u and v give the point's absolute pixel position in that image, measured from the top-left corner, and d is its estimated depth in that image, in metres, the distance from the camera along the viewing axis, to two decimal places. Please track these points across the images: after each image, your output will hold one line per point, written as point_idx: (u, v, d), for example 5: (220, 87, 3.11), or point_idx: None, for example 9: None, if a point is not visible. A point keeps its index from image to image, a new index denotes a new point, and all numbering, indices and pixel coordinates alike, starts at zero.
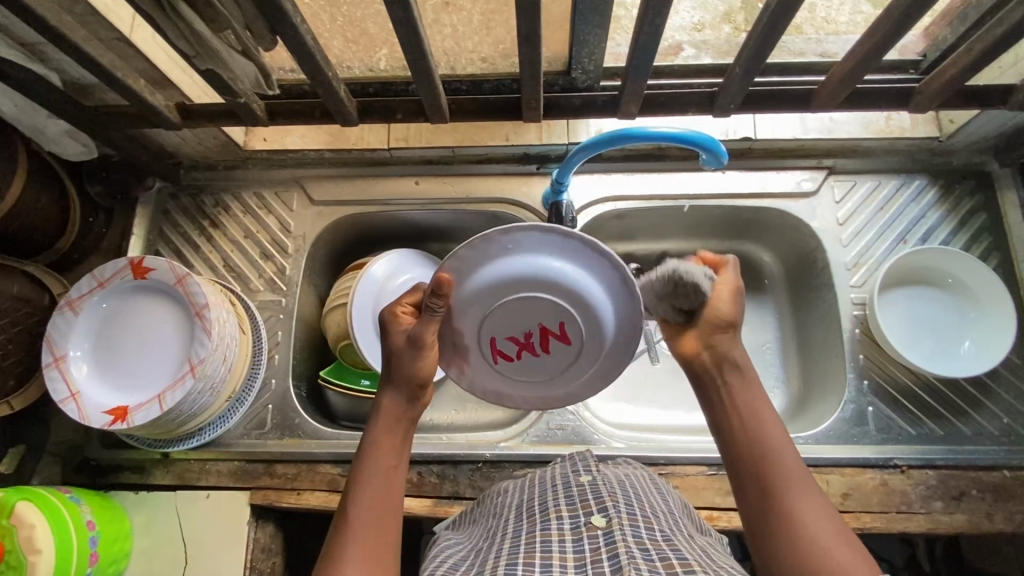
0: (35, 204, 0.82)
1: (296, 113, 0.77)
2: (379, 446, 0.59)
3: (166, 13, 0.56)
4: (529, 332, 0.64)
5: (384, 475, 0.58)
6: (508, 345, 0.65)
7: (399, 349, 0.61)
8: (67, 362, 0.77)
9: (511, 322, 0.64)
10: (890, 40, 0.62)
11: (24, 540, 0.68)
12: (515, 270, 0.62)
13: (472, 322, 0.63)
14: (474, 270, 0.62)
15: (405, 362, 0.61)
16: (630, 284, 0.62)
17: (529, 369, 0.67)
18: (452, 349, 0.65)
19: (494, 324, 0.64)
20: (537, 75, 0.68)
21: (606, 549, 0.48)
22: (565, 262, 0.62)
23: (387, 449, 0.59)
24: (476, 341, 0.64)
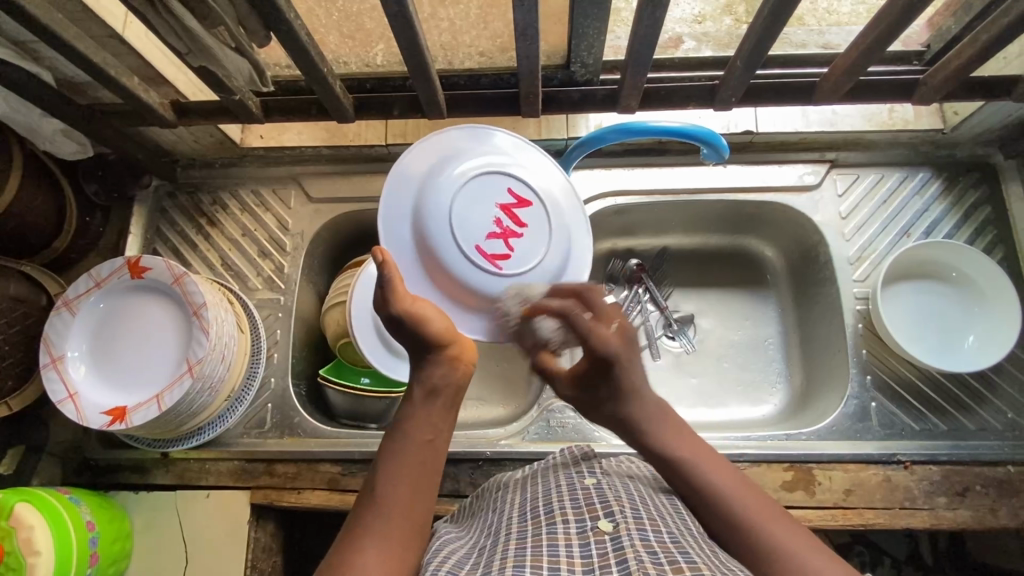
0: (31, 204, 0.81)
1: (292, 110, 0.76)
2: (412, 421, 0.57)
3: (157, 10, 0.55)
4: (499, 217, 0.63)
5: (420, 451, 0.56)
6: (493, 241, 0.63)
7: (395, 329, 0.60)
8: (65, 363, 0.77)
9: (479, 215, 0.63)
10: (894, 31, 0.61)
11: (23, 541, 0.68)
12: (442, 157, 0.65)
13: (450, 240, 0.61)
14: (415, 181, 0.64)
15: (411, 336, 0.60)
16: (527, 142, 0.69)
17: (523, 251, 0.64)
18: (450, 287, 0.63)
19: (467, 228, 0.62)
20: (535, 69, 0.67)
21: (614, 555, 0.48)
22: (470, 150, 0.66)
23: (422, 422, 0.57)
24: (465, 257, 0.62)
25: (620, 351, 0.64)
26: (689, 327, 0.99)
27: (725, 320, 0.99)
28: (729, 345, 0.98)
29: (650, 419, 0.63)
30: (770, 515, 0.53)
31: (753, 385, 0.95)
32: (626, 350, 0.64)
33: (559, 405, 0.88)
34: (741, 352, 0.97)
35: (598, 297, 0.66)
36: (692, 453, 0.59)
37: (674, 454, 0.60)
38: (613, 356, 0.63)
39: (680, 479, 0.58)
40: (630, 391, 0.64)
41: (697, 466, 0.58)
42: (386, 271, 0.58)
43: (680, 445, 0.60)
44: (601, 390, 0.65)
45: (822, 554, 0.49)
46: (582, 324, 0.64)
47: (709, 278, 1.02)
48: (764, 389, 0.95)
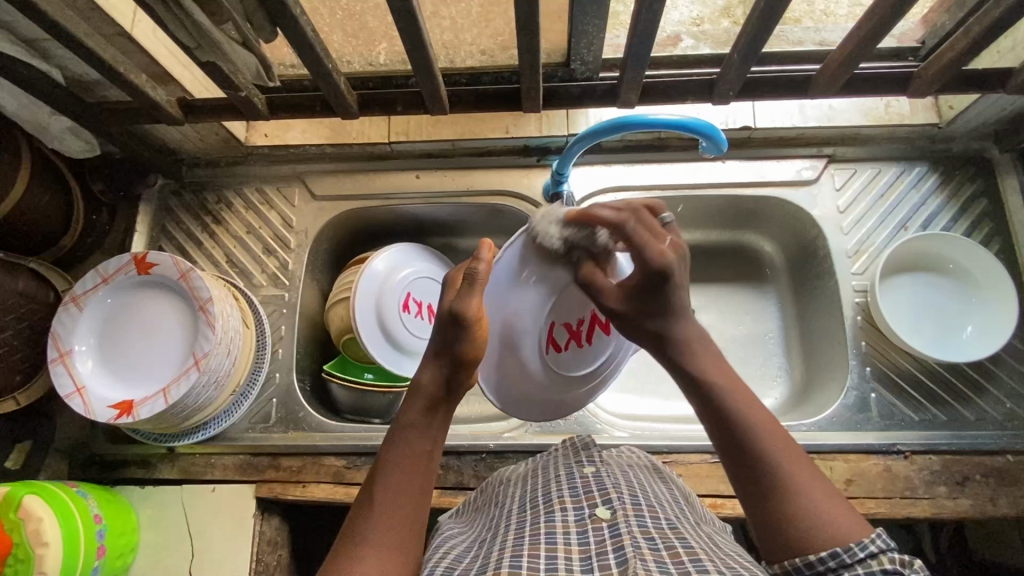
0: (39, 201, 0.83)
1: (296, 106, 0.77)
2: (412, 428, 0.58)
3: (167, 5, 0.56)
4: (582, 321, 0.72)
5: (417, 460, 0.57)
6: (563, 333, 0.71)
7: (445, 324, 0.61)
8: (72, 358, 0.77)
9: (568, 310, 0.71)
10: (888, 23, 0.62)
11: (32, 533, 0.68)
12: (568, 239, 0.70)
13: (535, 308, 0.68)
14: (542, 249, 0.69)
15: (450, 338, 0.60)
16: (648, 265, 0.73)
17: (569, 357, 0.73)
18: (508, 336, 0.68)
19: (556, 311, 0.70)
20: (536, 64, 0.68)
21: (611, 542, 0.48)
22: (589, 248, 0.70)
23: (422, 431, 0.58)
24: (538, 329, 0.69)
25: (676, 265, 0.62)
26: None
27: (726, 314, 1.00)
28: (729, 340, 0.99)
29: (687, 339, 0.62)
30: (795, 459, 0.52)
31: (754, 378, 0.96)
32: (681, 266, 0.63)
33: None
34: (741, 346, 0.98)
35: (653, 218, 0.65)
36: (727, 382, 0.58)
37: (708, 379, 0.58)
38: (673, 271, 0.62)
39: (713, 407, 0.56)
40: (678, 309, 0.63)
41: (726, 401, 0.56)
42: (479, 264, 0.61)
43: (717, 373, 0.59)
44: (657, 300, 0.63)
45: (842, 509, 0.49)
46: (638, 237, 0.63)
47: (710, 274, 1.03)
48: (766, 383, 0.96)
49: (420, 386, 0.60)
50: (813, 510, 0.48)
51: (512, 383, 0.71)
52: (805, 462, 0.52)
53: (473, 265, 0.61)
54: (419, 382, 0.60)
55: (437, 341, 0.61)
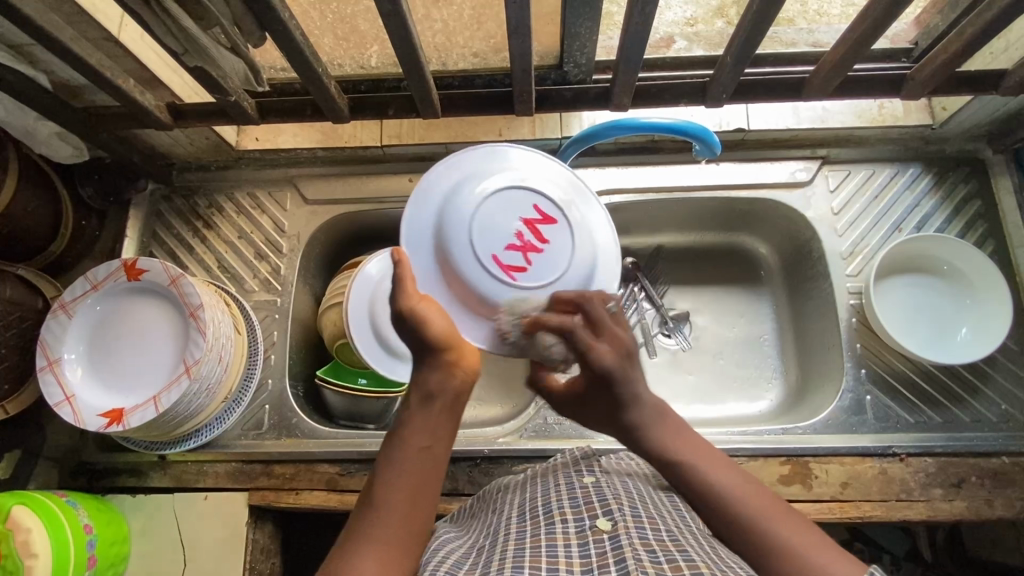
0: (27, 208, 0.82)
1: (287, 111, 0.77)
2: (410, 429, 0.54)
3: (152, 10, 0.55)
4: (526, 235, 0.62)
5: (418, 461, 0.53)
6: (511, 253, 0.61)
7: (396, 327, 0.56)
8: (62, 366, 0.77)
9: (496, 230, 0.61)
10: (880, 27, 0.62)
11: (21, 544, 0.67)
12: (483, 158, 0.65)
13: (467, 253, 0.60)
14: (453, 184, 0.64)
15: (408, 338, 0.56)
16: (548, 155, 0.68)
17: (543, 269, 0.62)
18: (457, 288, 0.61)
19: (486, 243, 0.61)
20: (528, 68, 0.68)
21: (612, 554, 0.47)
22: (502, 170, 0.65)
23: (419, 432, 0.53)
24: (475, 258, 0.60)
25: (620, 367, 0.58)
26: (685, 324, 1.00)
27: (721, 317, 1.00)
28: (724, 342, 0.98)
29: (650, 423, 0.58)
30: (774, 510, 0.50)
31: (749, 380, 0.96)
32: (628, 367, 0.59)
33: None
34: (736, 348, 0.98)
35: (602, 307, 0.61)
36: (697, 458, 0.55)
37: (675, 454, 0.55)
38: (611, 372, 0.58)
39: (682, 481, 0.54)
40: (630, 400, 0.58)
41: (698, 468, 0.54)
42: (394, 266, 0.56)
43: (681, 448, 0.56)
44: (604, 397, 0.59)
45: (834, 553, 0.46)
46: (581, 343, 0.60)
47: (704, 276, 1.03)
48: (761, 385, 0.96)
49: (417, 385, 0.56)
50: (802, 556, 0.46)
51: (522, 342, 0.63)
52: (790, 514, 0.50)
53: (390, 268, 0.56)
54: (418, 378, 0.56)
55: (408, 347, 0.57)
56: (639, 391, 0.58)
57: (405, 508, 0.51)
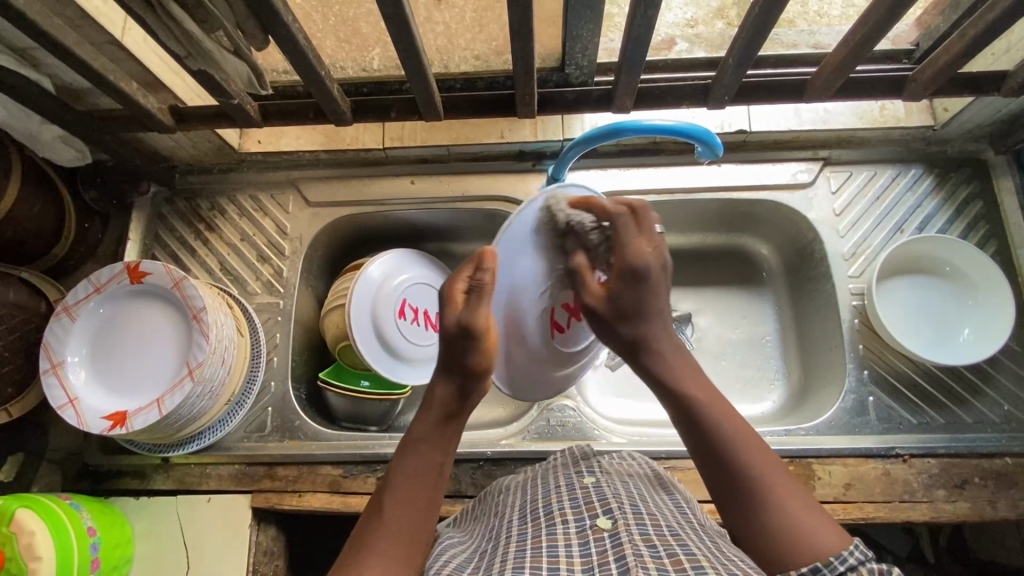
0: (30, 211, 0.82)
1: (290, 113, 0.77)
2: (423, 443, 0.58)
3: (156, 13, 0.55)
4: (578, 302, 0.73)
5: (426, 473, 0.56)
6: (563, 315, 0.72)
7: (453, 338, 0.60)
8: (65, 369, 0.77)
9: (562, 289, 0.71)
10: (882, 28, 0.62)
11: (25, 547, 0.67)
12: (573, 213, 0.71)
13: (534, 304, 0.69)
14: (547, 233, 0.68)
15: (460, 352, 0.60)
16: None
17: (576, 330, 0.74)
18: (513, 327, 0.68)
19: (550, 297, 0.70)
20: (531, 71, 0.68)
21: (613, 552, 0.47)
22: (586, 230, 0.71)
23: (433, 445, 0.58)
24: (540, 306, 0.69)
25: (654, 271, 0.62)
26: (687, 325, 0.99)
27: (723, 318, 1.00)
28: (726, 343, 0.98)
29: (666, 352, 0.61)
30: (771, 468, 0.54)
31: (752, 382, 0.96)
32: (659, 272, 0.63)
33: (558, 404, 0.89)
34: (738, 350, 0.98)
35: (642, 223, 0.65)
36: (708, 398, 0.58)
37: (688, 394, 0.58)
38: (650, 269, 0.62)
39: (687, 416, 0.58)
40: (649, 314, 0.62)
41: (709, 411, 0.57)
42: (484, 274, 0.60)
43: (693, 386, 0.59)
44: (628, 300, 0.62)
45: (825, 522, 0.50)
46: (625, 233, 0.64)
47: (707, 277, 1.03)
48: (763, 386, 0.96)
49: (432, 402, 0.60)
50: (794, 519, 0.50)
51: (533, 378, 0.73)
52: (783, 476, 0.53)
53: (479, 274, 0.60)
54: (433, 395, 0.60)
55: (446, 357, 0.61)
56: (661, 305, 0.63)
57: (415, 516, 0.54)
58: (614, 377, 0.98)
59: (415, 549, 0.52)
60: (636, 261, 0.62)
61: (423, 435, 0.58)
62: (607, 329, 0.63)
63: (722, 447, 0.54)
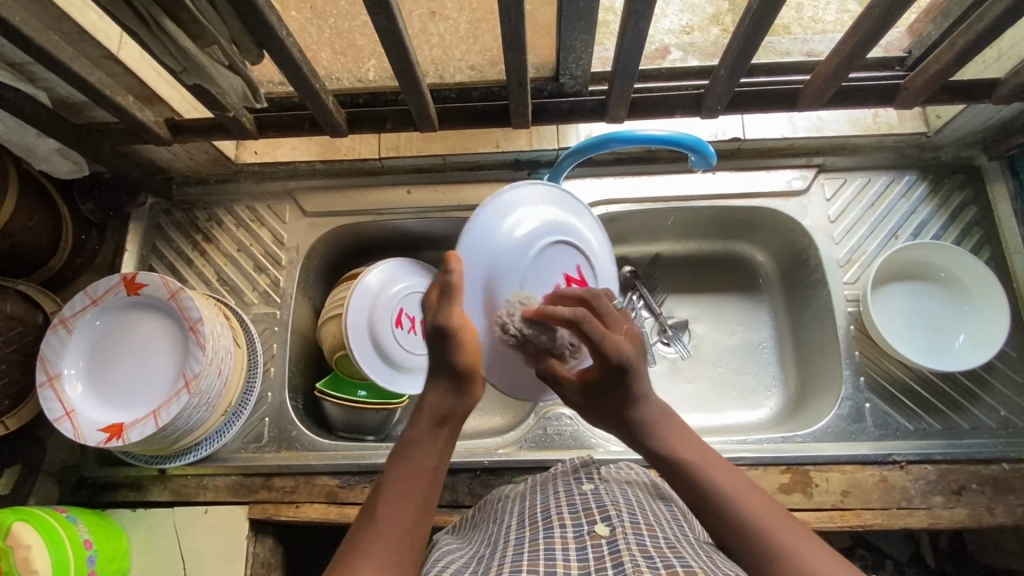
0: (27, 224, 0.82)
1: (286, 125, 0.77)
2: (418, 447, 0.58)
3: (150, 29, 0.56)
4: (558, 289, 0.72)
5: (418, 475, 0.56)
6: None
7: (432, 340, 0.60)
8: (62, 381, 0.77)
9: (545, 279, 0.71)
10: (873, 37, 0.62)
11: (21, 561, 0.67)
12: (536, 201, 0.73)
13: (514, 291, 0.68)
14: (508, 219, 0.70)
15: (443, 352, 0.60)
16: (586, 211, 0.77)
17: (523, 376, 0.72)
18: (495, 324, 0.67)
19: (532, 287, 0.70)
20: (524, 81, 0.68)
21: (609, 558, 0.47)
22: (549, 217, 0.73)
23: (426, 450, 0.58)
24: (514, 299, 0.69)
25: (634, 358, 0.60)
26: (684, 332, 1.00)
27: (719, 324, 1.00)
28: (723, 350, 0.98)
29: (655, 423, 0.61)
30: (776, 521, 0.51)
31: (749, 388, 0.96)
32: (636, 353, 0.61)
33: (555, 412, 0.89)
34: (735, 356, 0.98)
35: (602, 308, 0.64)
36: (702, 459, 0.58)
37: (680, 458, 0.58)
38: (630, 361, 0.59)
39: (683, 480, 0.57)
40: (638, 395, 0.61)
41: (703, 470, 0.56)
42: (450, 275, 0.59)
43: (687, 449, 0.58)
44: (613, 392, 0.61)
45: (839, 564, 0.47)
46: (593, 332, 0.58)
47: (703, 284, 1.03)
48: (760, 393, 0.96)
49: (425, 405, 0.60)
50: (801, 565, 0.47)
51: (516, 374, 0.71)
52: (789, 525, 0.51)
53: (445, 277, 0.59)
54: (426, 400, 0.60)
55: (432, 361, 0.61)
56: (647, 386, 0.62)
57: (409, 519, 0.53)
58: None
59: (410, 552, 0.52)
60: (615, 358, 0.59)
61: (415, 438, 0.58)
62: (608, 414, 0.63)
63: (724, 510, 0.53)
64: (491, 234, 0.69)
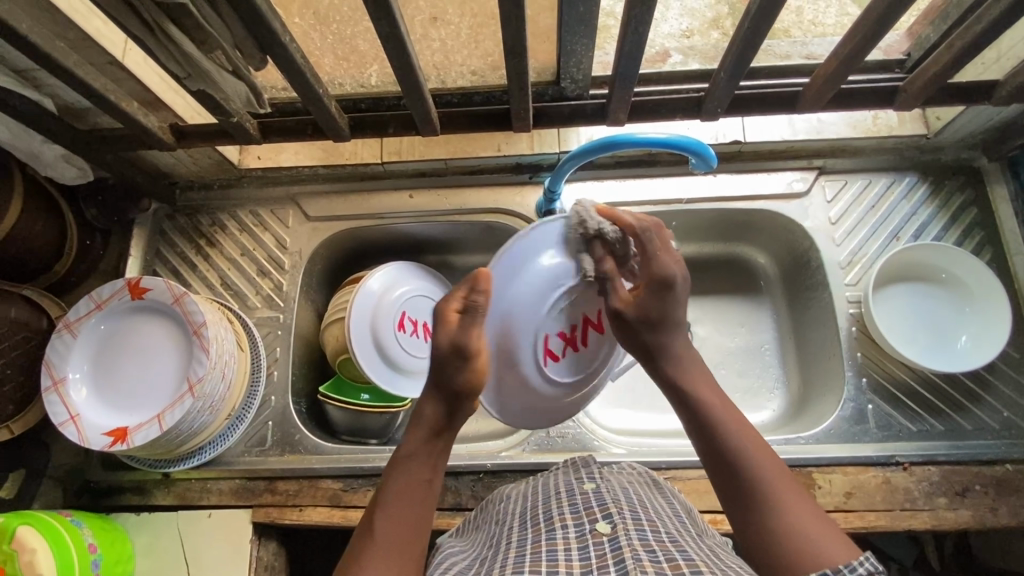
0: (31, 229, 0.82)
1: (289, 131, 0.78)
2: (412, 459, 0.58)
3: (155, 36, 0.57)
4: (575, 326, 0.70)
5: (415, 488, 0.56)
6: (558, 341, 0.70)
7: (446, 359, 0.59)
8: (66, 386, 0.77)
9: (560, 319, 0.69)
10: (871, 40, 0.62)
11: (26, 565, 0.67)
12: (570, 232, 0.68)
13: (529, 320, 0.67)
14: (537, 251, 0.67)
15: (453, 372, 0.60)
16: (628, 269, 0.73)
17: (566, 362, 0.72)
18: (505, 352, 0.67)
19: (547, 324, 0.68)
20: (525, 86, 0.69)
21: (612, 555, 0.47)
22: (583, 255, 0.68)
23: (422, 462, 0.58)
24: (532, 345, 0.68)
25: (678, 277, 0.64)
26: None
27: (722, 326, 1.00)
28: (726, 352, 0.98)
29: (685, 360, 0.63)
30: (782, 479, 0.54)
31: (752, 390, 0.96)
32: (682, 278, 0.64)
33: None
34: (737, 358, 0.98)
35: (659, 237, 0.66)
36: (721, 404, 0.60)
37: (700, 397, 0.60)
38: (674, 281, 0.63)
39: (700, 418, 0.59)
40: (674, 323, 0.64)
41: (721, 415, 0.58)
42: (480, 296, 0.60)
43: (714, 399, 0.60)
44: (654, 307, 0.63)
45: (829, 531, 0.50)
46: (652, 246, 0.65)
47: (705, 286, 1.03)
48: (763, 395, 0.96)
49: (421, 419, 0.60)
50: (796, 527, 0.50)
51: (515, 398, 0.71)
52: (793, 486, 0.54)
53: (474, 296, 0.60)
54: (421, 413, 0.60)
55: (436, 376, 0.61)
56: (682, 315, 0.65)
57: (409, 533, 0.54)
58: (612, 387, 0.98)
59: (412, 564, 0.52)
60: (661, 274, 0.63)
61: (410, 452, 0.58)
62: (631, 334, 0.64)
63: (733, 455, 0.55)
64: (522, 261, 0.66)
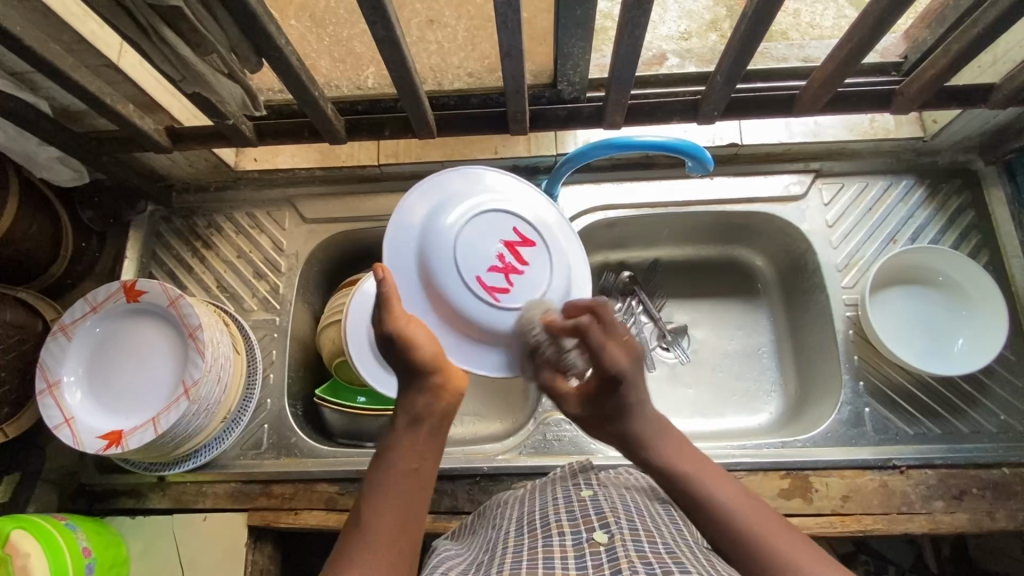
0: (27, 232, 0.82)
1: (285, 133, 0.78)
2: (399, 450, 0.58)
3: (151, 39, 0.57)
4: (500, 254, 0.63)
5: (402, 479, 0.56)
6: (494, 275, 0.62)
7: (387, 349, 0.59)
8: (61, 389, 0.77)
9: (482, 251, 0.62)
10: (869, 42, 0.62)
11: (20, 569, 0.67)
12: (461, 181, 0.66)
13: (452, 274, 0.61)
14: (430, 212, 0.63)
15: (397, 358, 0.59)
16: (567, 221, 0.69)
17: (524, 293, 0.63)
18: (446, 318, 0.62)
19: (467, 264, 0.62)
20: (522, 88, 0.69)
21: (609, 566, 0.47)
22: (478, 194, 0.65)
23: (406, 453, 0.58)
24: (464, 289, 0.61)
25: (628, 369, 0.65)
26: (683, 338, 1.00)
27: (719, 329, 1.00)
28: (723, 355, 0.98)
29: (655, 434, 0.64)
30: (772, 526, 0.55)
31: (748, 393, 0.96)
32: (632, 368, 0.65)
33: (555, 419, 0.89)
34: (734, 361, 0.98)
35: (606, 323, 0.64)
36: (697, 470, 0.61)
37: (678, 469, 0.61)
38: (624, 377, 0.64)
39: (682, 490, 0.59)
40: (632, 410, 0.65)
41: (700, 481, 0.59)
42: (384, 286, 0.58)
43: (685, 462, 0.61)
44: (610, 405, 0.66)
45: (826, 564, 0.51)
46: (596, 342, 0.64)
47: (703, 289, 1.03)
48: (760, 398, 0.96)
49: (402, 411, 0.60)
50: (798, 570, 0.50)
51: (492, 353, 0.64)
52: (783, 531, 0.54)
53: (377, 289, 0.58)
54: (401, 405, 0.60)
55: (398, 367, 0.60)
56: (642, 395, 0.66)
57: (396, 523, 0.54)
58: None
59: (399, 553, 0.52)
60: (611, 371, 0.64)
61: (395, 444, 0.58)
62: (599, 426, 0.68)
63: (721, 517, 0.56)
64: (416, 227, 0.63)
